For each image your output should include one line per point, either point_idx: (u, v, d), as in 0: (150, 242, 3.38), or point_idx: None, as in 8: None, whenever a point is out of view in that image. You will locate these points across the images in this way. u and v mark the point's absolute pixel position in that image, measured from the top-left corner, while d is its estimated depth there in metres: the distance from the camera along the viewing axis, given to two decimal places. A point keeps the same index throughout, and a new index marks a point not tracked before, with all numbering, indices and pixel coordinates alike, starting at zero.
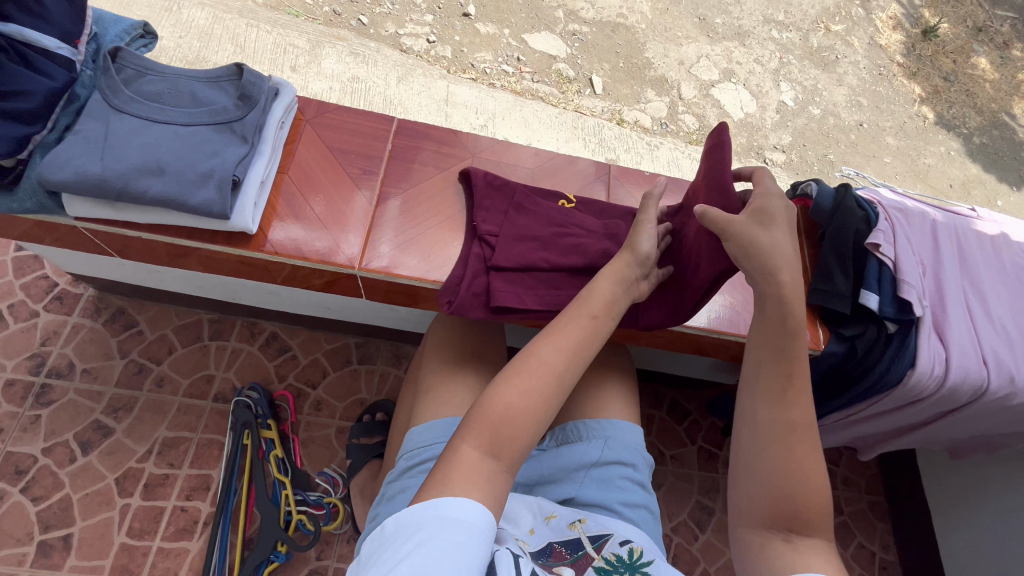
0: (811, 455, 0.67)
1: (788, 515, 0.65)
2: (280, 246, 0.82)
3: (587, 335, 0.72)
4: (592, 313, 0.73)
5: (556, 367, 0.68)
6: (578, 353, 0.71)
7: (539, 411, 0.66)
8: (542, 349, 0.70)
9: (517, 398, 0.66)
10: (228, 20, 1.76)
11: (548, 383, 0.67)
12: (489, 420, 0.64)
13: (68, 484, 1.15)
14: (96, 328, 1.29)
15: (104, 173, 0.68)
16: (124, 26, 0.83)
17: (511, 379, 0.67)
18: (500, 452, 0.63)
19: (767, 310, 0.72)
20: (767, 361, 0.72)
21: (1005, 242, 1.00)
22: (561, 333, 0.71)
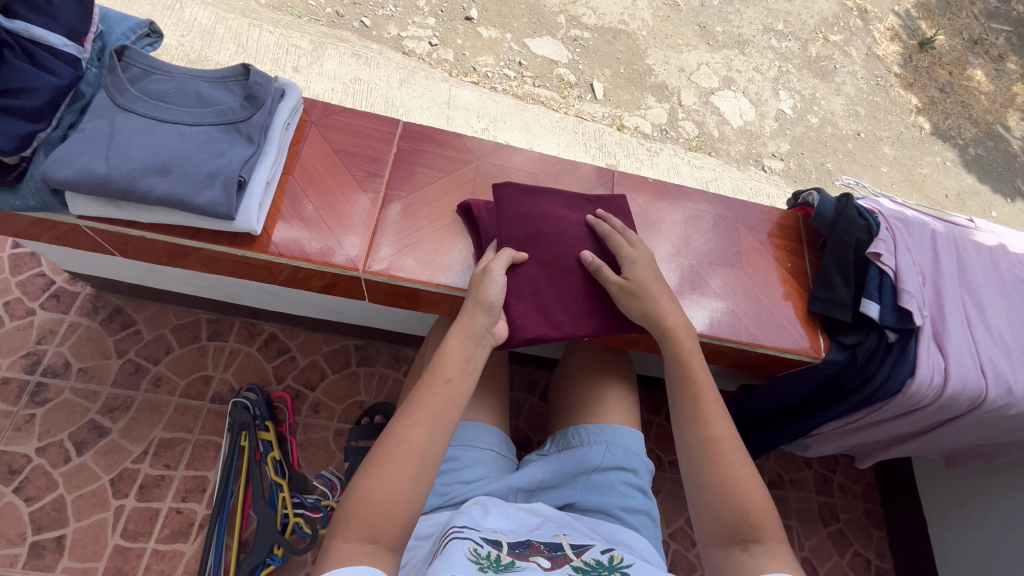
0: (742, 462, 0.71)
1: (738, 523, 0.67)
2: (282, 247, 0.82)
3: (447, 399, 0.70)
4: (450, 377, 0.71)
5: (420, 439, 0.65)
6: (441, 417, 0.68)
7: (410, 488, 0.63)
8: (405, 422, 0.67)
9: (384, 480, 0.62)
10: (230, 19, 1.76)
11: (414, 457, 0.64)
12: (359, 509, 0.60)
13: (62, 484, 1.14)
14: (93, 327, 1.28)
15: (108, 172, 0.67)
16: (129, 25, 0.82)
17: (377, 463, 0.63)
18: (377, 537, 0.59)
19: (665, 344, 0.82)
20: (678, 392, 0.79)
21: (1002, 253, 1.01)
22: (423, 400, 0.69)
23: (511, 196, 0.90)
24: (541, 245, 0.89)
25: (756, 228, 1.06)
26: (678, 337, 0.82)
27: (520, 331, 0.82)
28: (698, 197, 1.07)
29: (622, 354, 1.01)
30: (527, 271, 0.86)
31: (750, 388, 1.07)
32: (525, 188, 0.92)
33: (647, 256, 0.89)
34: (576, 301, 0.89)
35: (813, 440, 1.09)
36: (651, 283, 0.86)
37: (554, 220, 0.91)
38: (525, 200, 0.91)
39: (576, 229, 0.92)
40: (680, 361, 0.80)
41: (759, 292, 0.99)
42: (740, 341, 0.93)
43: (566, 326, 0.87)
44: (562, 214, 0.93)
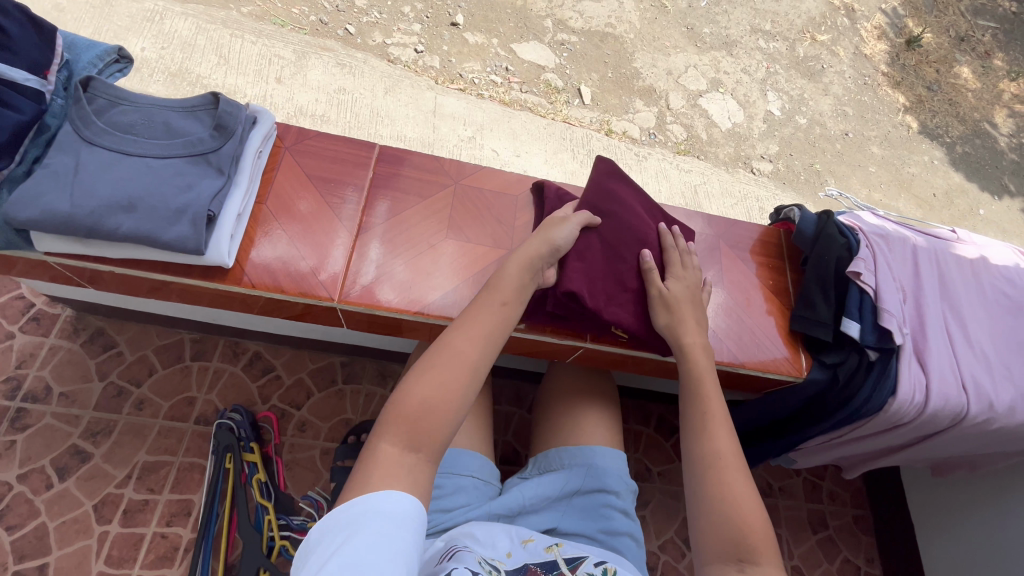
0: (743, 481, 0.71)
1: (735, 541, 0.66)
2: (256, 279, 0.82)
3: (494, 325, 0.75)
4: (497, 305, 0.77)
5: (471, 358, 0.70)
6: (488, 340, 0.73)
7: (457, 399, 0.67)
8: (454, 341, 0.71)
9: (433, 390, 0.67)
10: (211, 30, 1.74)
11: (462, 373, 0.69)
12: (406, 415, 0.65)
13: (44, 511, 1.13)
14: (75, 349, 1.26)
15: (72, 211, 0.66)
16: (98, 51, 0.81)
17: (427, 374, 0.68)
18: (419, 445, 0.64)
19: (682, 363, 0.85)
20: (688, 407, 0.81)
21: (984, 265, 1.02)
22: (470, 325, 0.74)
23: (603, 183, 0.96)
24: (613, 229, 0.92)
25: (738, 245, 1.06)
26: (694, 354, 0.85)
27: (565, 283, 0.85)
28: (681, 213, 1.07)
29: (603, 374, 1.01)
30: (590, 236, 0.90)
31: (736, 403, 1.06)
32: (625, 184, 0.99)
33: (696, 279, 0.92)
34: (621, 289, 0.90)
35: (798, 454, 1.09)
36: (686, 301, 0.89)
37: (630, 214, 0.95)
38: (618, 188, 0.97)
39: (652, 230, 0.96)
40: (693, 377, 0.82)
41: (740, 310, 0.99)
42: (722, 361, 0.93)
43: (600, 302, 0.87)
44: (643, 211, 0.98)
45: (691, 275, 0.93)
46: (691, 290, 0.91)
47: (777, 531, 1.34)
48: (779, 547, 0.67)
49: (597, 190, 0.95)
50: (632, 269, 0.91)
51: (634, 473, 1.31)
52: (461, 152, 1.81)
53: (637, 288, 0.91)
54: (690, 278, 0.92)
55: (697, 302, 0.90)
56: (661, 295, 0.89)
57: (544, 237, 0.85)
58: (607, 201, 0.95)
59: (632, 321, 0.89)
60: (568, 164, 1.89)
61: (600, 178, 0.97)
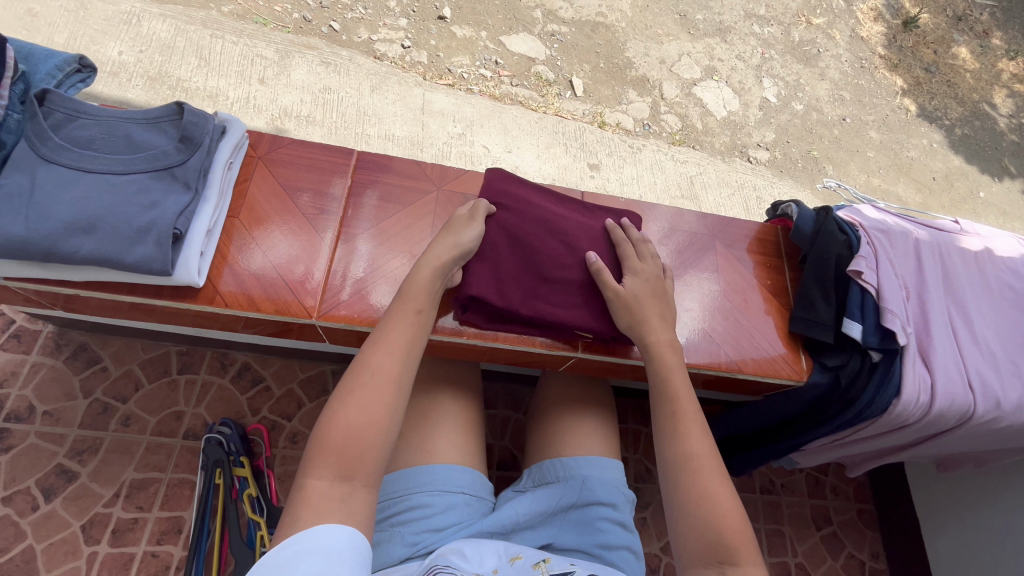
0: (718, 481, 0.70)
1: (715, 544, 0.65)
2: (231, 298, 0.79)
3: (409, 332, 0.73)
4: (408, 310, 0.75)
5: (392, 373, 0.69)
6: (404, 349, 0.71)
7: (384, 420, 0.66)
8: (371, 358, 0.69)
9: (357, 415, 0.65)
10: (191, 31, 1.68)
11: (384, 392, 0.67)
12: (334, 446, 0.63)
13: (31, 534, 1.10)
14: (57, 366, 1.23)
15: (27, 234, 0.65)
16: (57, 62, 0.78)
17: (347, 400, 0.66)
18: (352, 474, 0.62)
19: (650, 364, 0.81)
20: (658, 406, 0.78)
21: (989, 257, 0.98)
22: (383, 337, 0.72)
23: (501, 182, 0.93)
24: (522, 226, 0.89)
25: (734, 244, 1.03)
26: (662, 354, 0.81)
27: (467, 289, 0.82)
28: (669, 210, 1.04)
29: (599, 382, 0.98)
30: (489, 230, 0.87)
31: (735, 406, 1.04)
32: (523, 179, 0.95)
33: (654, 270, 0.89)
34: (537, 282, 0.87)
35: (800, 455, 1.07)
36: (648, 297, 0.86)
37: (533, 207, 0.92)
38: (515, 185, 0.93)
39: (563, 220, 0.92)
40: (661, 377, 0.79)
41: (738, 313, 0.95)
42: (718, 367, 0.90)
43: (514, 299, 0.84)
44: (555, 206, 0.94)
45: (649, 269, 0.89)
46: (651, 284, 0.87)
47: (780, 529, 1.32)
48: (757, 544, 0.66)
49: (485, 191, 0.92)
50: (548, 263, 0.88)
51: (634, 474, 1.28)
52: (451, 150, 1.76)
53: (561, 280, 0.88)
54: (649, 273, 0.88)
55: (660, 295, 0.87)
56: (619, 296, 0.85)
57: (451, 240, 0.81)
58: (502, 195, 0.91)
59: (557, 312, 0.86)
60: (561, 159, 1.85)
61: (490, 177, 0.94)
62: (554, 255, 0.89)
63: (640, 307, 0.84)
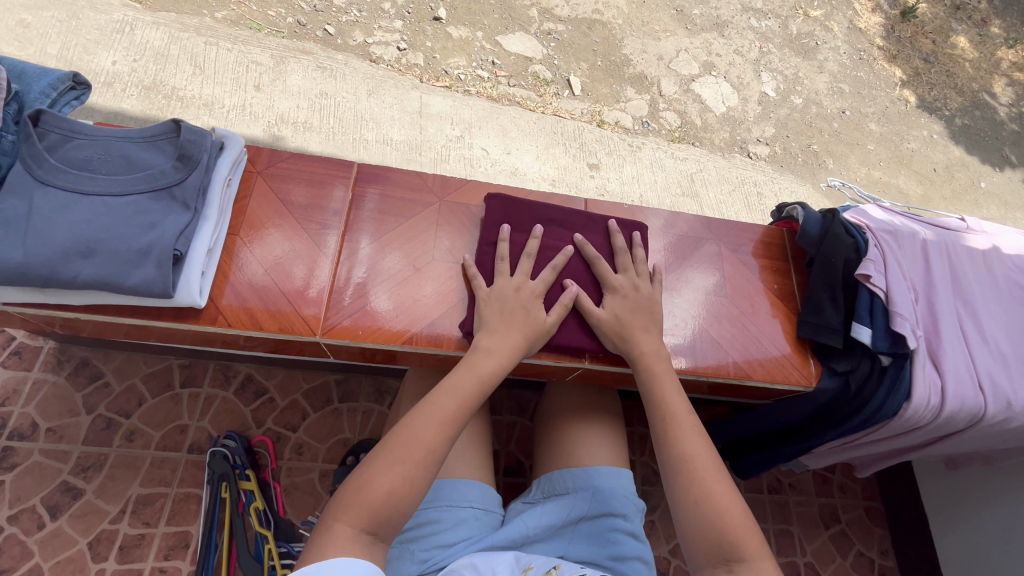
0: (715, 477, 0.69)
1: (718, 542, 0.65)
2: (233, 318, 0.78)
3: (466, 411, 0.71)
4: (465, 392, 0.72)
5: (436, 449, 0.68)
6: (456, 426, 0.70)
7: (419, 492, 0.65)
8: (422, 428, 0.68)
9: (399, 481, 0.64)
10: (184, 39, 1.67)
11: (425, 467, 0.66)
12: (367, 503, 0.62)
13: (38, 552, 1.10)
14: (60, 382, 1.22)
15: (26, 260, 0.64)
16: (50, 80, 0.77)
17: (389, 465, 0.65)
18: (377, 532, 0.62)
19: (643, 371, 0.81)
20: (650, 413, 0.78)
21: (996, 256, 0.98)
22: (439, 406, 0.70)
23: (501, 206, 0.91)
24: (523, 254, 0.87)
25: (740, 248, 1.02)
26: (648, 362, 0.81)
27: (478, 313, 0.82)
28: (669, 214, 1.03)
29: (606, 391, 0.97)
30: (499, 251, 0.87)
31: (744, 411, 1.03)
32: (519, 202, 0.92)
33: (629, 284, 0.87)
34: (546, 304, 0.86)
35: (808, 457, 1.06)
36: (632, 307, 0.85)
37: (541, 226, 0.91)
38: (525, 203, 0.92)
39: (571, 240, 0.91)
40: (647, 385, 0.79)
41: (745, 319, 0.94)
42: (726, 375, 0.89)
43: None
44: (553, 226, 0.91)
45: (626, 285, 0.87)
46: (628, 301, 0.86)
47: (788, 529, 1.31)
48: (761, 535, 0.65)
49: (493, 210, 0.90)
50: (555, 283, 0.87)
51: (641, 477, 1.28)
52: (449, 153, 1.75)
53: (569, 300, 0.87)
54: (627, 289, 0.87)
55: (641, 307, 0.86)
56: (613, 304, 0.85)
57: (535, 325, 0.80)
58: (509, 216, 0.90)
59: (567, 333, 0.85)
60: (560, 159, 1.84)
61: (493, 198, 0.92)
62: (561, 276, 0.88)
63: (623, 324, 0.84)
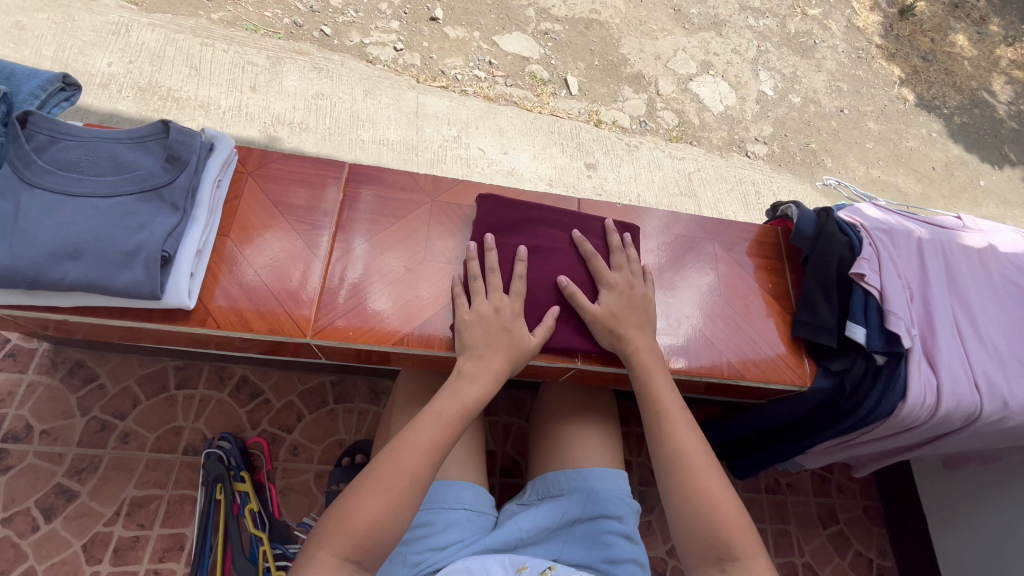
0: (709, 474, 0.69)
1: (711, 539, 0.65)
2: (222, 319, 0.77)
3: (450, 438, 0.71)
4: (449, 419, 0.72)
5: (420, 476, 0.67)
6: (441, 453, 0.69)
7: (403, 521, 0.65)
8: (406, 454, 0.67)
9: (383, 510, 0.63)
10: (180, 40, 1.66)
11: (409, 494, 0.66)
12: (350, 533, 0.62)
13: (32, 555, 1.09)
14: (54, 384, 1.22)
15: (11, 262, 0.64)
16: (40, 81, 0.77)
17: (372, 493, 0.64)
18: (360, 562, 0.61)
19: (637, 368, 0.81)
20: (644, 409, 0.78)
21: (992, 254, 0.97)
22: (423, 433, 0.70)
23: (494, 205, 0.91)
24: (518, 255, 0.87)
25: (734, 247, 1.01)
26: (642, 360, 0.81)
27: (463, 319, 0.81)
28: (664, 214, 1.03)
29: (600, 391, 0.97)
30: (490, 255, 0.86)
31: (740, 410, 1.03)
32: (512, 203, 0.91)
33: (625, 281, 0.87)
34: (538, 303, 0.85)
35: (804, 457, 1.06)
36: (627, 306, 0.85)
37: (532, 227, 0.90)
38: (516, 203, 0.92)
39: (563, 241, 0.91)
40: (642, 381, 0.79)
41: (739, 319, 0.94)
42: (721, 375, 0.89)
43: None
44: (546, 226, 0.91)
45: (621, 282, 0.87)
46: (624, 298, 0.86)
47: (786, 529, 1.31)
48: (754, 533, 0.65)
49: (485, 210, 0.90)
50: (547, 285, 0.87)
51: (638, 478, 1.27)
52: (446, 153, 1.74)
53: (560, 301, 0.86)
54: (622, 286, 0.87)
55: (636, 305, 0.86)
56: (606, 304, 0.84)
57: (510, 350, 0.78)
58: (500, 217, 0.90)
59: (559, 334, 0.84)
60: (557, 159, 1.84)
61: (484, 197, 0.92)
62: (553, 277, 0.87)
63: (617, 322, 0.84)
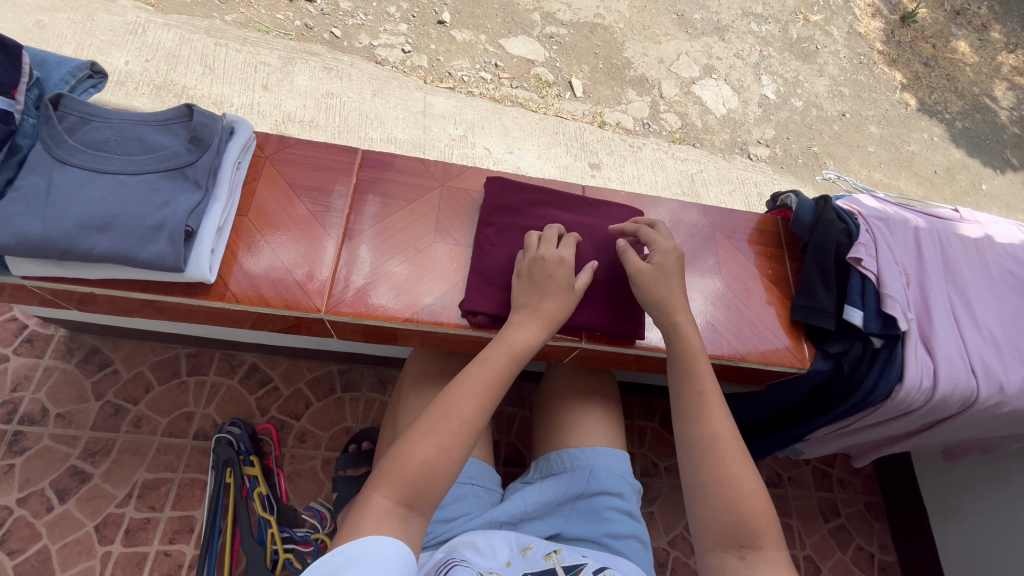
0: (742, 462, 0.69)
1: (737, 527, 0.65)
2: (239, 293, 0.80)
3: (496, 386, 0.73)
4: (496, 365, 0.73)
5: (470, 421, 0.69)
6: (489, 399, 0.71)
7: (455, 463, 0.68)
8: (457, 401, 0.70)
9: (432, 452, 0.66)
10: (195, 40, 1.71)
11: (461, 437, 0.68)
12: (404, 475, 0.65)
13: (46, 535, 1.12)
14: (70, 369, 1.25)
15: (44, 234, 0.67)
16: (69, 68, 0.81)
17: (425, 436, 0.67)
18: (414, 503, 0.64)
19: (674, 348, 0.81)
20: (680, 389, 0.78)
21: (989, 244, 0.99)
22: (473, 379, 0.72)
23: (501, 189, 0.94)
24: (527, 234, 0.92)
25: (734, 235, 1.04)
26: None
27: (472, 302, 0.83)
28: (667, 204, 1.05)
29: (603, 374, 0.99)
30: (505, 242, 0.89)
31: (741, 397, 1.05)
32: (518, 186, 0.95)
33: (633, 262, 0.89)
34: None
35: (806, 446, 1.07)
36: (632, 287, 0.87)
37: (538, 212, 0.94)
38: (521, 190, 0.95)
39: (571, 226, 0.94)
40: (682, 360, 0.79)
41: (740, 302, 0.96)
42: (722, 356, 0.91)
43: None
44: (551, 210, 0.95)
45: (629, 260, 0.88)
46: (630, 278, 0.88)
47: (788, 522, 1.31)
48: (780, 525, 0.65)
49: (494, 195, 0.94)
50: None
51: (640, 469, 1.28)
52: (453, 152, 1.78)
53: None
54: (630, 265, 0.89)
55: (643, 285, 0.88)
56: None
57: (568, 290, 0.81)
58: (507, 202, 0.93)
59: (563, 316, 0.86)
60: (562, 159, 1.87)
61: (491, 183, 0.95)
62: None
63: None
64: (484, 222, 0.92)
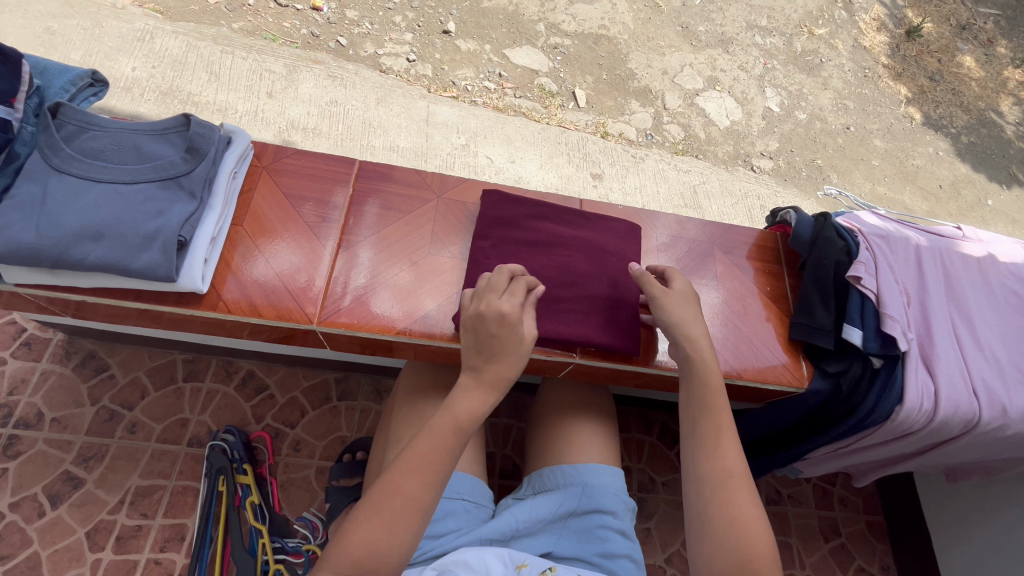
0: (751, 501, 0.68)
1: (738, 568, 0.64)
2: (232, 305, 0.80)
3: (445, 459, 0.67)
4: (443, 437, 0.67)
5: (418, 498, 0.64)
6: (438, 474, 0.66)
7: (404, 544, 0.63)
8: (402, 479, 0.64)
9: (377, 536, 0.61)
10: (202, 48, 1.73)
11: (408, 518, 0.63)
12: (349, 561, 0.60)
13: (37, 540, 1.11)
14: (66, 374, 1.25)
15: (37, 242, 0.67)
16: (70, 77, 0.81)
17: (370, 518, 0.62)
18: None
19: (689, 376, 0.79)
20: (693, 418, 0.76)
21: (992, 264, 0.98)
22: (419, 451, 0.66)
23: (497, 202, 0.94)
24: (523, 247, 0.91)
25: (734, 251, 1.03)
26: None
27: None
28: (667, 219, 1.05)
29: (598, 388, 0.98)
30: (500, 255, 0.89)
31: (740, 414, 1.03)
32: (515, 199, 0.95)
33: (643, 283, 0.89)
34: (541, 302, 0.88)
35: (805, 465, 1.05)
36: None
37: (534, 226, 0.94)
38: (517, 203, 0.95)
39: (567, 241, 0.94)
40: (697, 390, 0.77)
41: (738, 319, 0.95)
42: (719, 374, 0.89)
43: None
44: (547, 224, 0.94)
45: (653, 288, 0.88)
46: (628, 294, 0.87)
47: (787, 541, 1.29)
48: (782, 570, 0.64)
49: (490, 207, 0.93)
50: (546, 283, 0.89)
51: (637, 484, 1.27)
52: (455, 160, 1.78)
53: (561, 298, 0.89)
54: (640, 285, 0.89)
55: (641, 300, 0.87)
56: None
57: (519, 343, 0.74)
58: (504, 215, 0.93)
59: (558, 330, 0.86)
60: (564, 169, 1.87)
61: (487, 195, 0.95)
62: (554, 274, 0.90)
63: None
64: (480, 234, 0.92)
